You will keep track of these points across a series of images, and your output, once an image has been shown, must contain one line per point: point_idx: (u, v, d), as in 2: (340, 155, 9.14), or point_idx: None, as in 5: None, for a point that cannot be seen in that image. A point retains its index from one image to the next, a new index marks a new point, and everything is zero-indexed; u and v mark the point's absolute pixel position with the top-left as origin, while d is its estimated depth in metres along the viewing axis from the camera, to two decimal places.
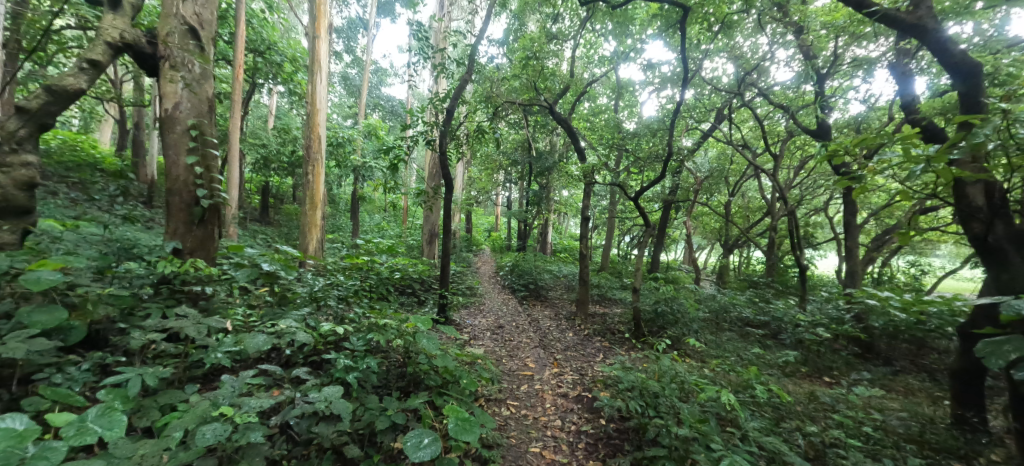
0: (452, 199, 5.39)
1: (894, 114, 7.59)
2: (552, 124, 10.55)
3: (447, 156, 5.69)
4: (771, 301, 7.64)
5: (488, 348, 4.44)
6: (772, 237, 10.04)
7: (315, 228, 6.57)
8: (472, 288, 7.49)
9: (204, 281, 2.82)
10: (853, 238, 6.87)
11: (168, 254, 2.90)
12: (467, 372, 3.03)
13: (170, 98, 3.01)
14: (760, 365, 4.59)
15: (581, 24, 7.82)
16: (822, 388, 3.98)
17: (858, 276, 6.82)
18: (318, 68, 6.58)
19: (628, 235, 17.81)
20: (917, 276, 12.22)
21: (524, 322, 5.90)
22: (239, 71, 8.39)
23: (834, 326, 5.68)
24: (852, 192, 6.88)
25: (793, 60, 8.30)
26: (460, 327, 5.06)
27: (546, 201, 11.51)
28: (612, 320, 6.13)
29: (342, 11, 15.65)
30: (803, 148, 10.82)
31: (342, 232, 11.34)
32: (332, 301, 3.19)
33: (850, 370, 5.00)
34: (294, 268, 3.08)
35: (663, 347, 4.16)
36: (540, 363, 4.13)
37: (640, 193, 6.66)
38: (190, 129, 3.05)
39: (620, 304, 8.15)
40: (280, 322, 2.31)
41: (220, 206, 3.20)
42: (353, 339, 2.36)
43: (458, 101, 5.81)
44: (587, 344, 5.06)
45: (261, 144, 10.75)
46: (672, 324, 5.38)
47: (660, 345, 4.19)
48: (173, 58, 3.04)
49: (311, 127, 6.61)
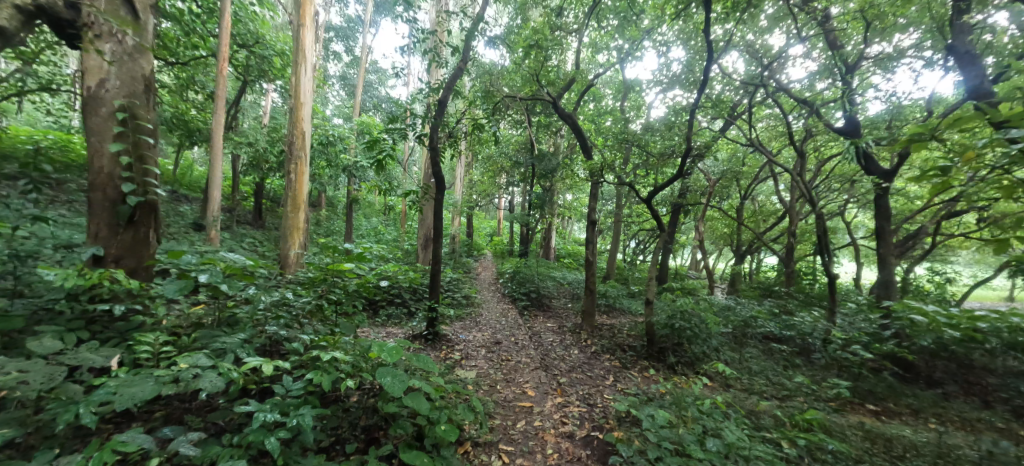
0: (443, 200, 4.83)
1: (926, 110, 6.99)
2: (556, 124, 10.05)
3: (438, 152, 5.15)
4: (793, 312, 7.03)
5: (481, 370, 3.86)
6: (790, 244, 9.45)
7: (297, 231, 6.08)
8: (469, 297, 6.95)
9: (121, 297, 2.29)
10: (886, 243, 6.25)
11: (84, 263, 2.37)
12: (451, 414, 2.47)
13: (93, 75, 2.48)
14: (794, 394, 3.99)
15: (586, 16, 7.33)
16: (878, 427, 3.36)
17: (893, 286, 6.19)
18: (303, 59, 6.09)
19: (634, 240, 17.20)
20: (945, 284, 11.47)
21: (523, 336, 5.34)
22: (224, 64, 7.91)
23: (870, 344, 5.08)
24: (885, 194, 6.30)
25: (813, 55, 7.76)
26: (451, 344, 4.50)
27: (550, 204, 11.02)
28: (621, 335, 5.56)
29: (342, 9, 15.24)
30: (823, 148, 10.20)
31: (336, 236, 10.85)
32: (287, 321, 2.67)
33: (895, 397, 4.38)
34: (242, 279, 2.53)
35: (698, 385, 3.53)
36: (541, 390, 3.54)
37: (653, 195, 6.08)
38: (117, 112, 2.53)
39: (628, 315, 7.60)
40: (183, 362, 1.83)
41: (156, 204, 2.68)
42: (286, 385, 1.89)
43: (451, 91, 5.26)
44: (595, 364, 4.49)
45: (248, 142, 10.26)
46: (689, 342, 4.78)
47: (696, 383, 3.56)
48: (97, 25, 2.50)
49: (295, 121, 6.09)
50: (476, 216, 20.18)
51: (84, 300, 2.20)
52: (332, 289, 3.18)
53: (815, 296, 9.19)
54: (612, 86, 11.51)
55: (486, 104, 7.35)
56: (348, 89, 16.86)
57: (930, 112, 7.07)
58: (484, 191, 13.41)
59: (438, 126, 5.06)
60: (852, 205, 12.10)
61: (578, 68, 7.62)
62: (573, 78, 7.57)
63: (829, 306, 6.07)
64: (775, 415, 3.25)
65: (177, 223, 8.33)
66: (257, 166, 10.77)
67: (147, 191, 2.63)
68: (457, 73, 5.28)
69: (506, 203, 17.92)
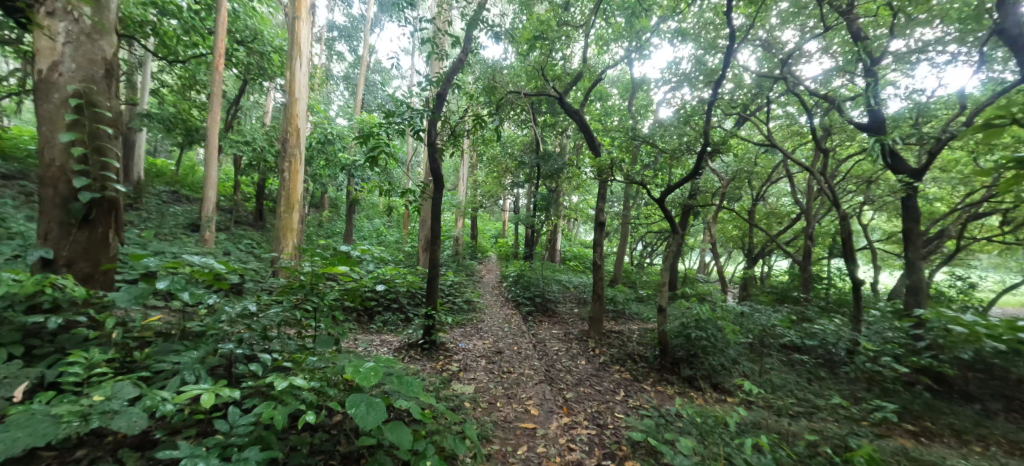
0: (442, 200, 4.54)
1: (955, 106, 6.58)
2: (562, 123, 9.74)
3: (437, 149, 4.87)
4: (813, 320, 6.64)
5: (481, 384, 3.55)
6: (807, 247, 9.05)
7: (291, 232, 5.83)
8: (470, 302, 6.65)
9: (64, 307, 1.99)
10: (915, 246, 5.85)
11: (28, 267, 2.10)
12: (441, 442, 2.16)
13: (45, 57, 2.21)
14: (824, 414, 3.64)
15: (594, 9, 7.03)
16: (925, 453, 2.99)
17: (923, 293, 5.79)
18: (299, 54, 5.86)
19: (642, 242, 16.81)
20: (970, 290, 10.94)
21: (527, 344, 5.02)
22: (220, 60, 7.69)
23: (903, 356, 4.68)
24: (913, 195, 5.91)
25: (833, 48, 7.38)
26: (449, 354, 4.19)
27: (555, 206, 10.73)
28: (632, 344, 5.23)
29: (346, 9, 15.07)
30: (840, 148, 9.79)
31: (337, 237, 10.61)
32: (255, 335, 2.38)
33: (933, 415, 3.99)
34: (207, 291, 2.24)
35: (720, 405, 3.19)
36: (544, 409, 3.23)
37: (666, 195, 5.73)
38: (70, 98, 2.26)
39: (637, 322, 7.27)
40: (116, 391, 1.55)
41: (116, 201, 2.41)
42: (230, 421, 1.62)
43: (451, 84, 4.96)
44: (603, 376, 4.17)
45: (247, 141, 10.08)
46: (705, 354, 4.44)
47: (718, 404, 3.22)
48: (50, 2, 2.24)
49: (290, 118, 5.85)
50: (481, 218, 19.89)
51: (20, 310, 1.89)
52: (312, 298, 2.89)
53: (833, 302, 8.80)
54: (620, 86, 11.22)
55: (489, 101, 7.08)
56: (351, 90, 16.69)
57: (959, 109, 6.66)
58: (489, 192, 13.16)
59: (435, 122, 4.76)
60: (869, 208, 11.66)
61: (585, 64, 7.34)
62: (580, 74, 7.28)
63: (853, 314, 5.67)
64: (809, 440, 2.90)
65: (174, 225, 8.14)
66: (257, 166, 10.58)
67: (106, 187, 2.36)
68: (457, 66, 4.99)
69: (511, 204, 17.70)
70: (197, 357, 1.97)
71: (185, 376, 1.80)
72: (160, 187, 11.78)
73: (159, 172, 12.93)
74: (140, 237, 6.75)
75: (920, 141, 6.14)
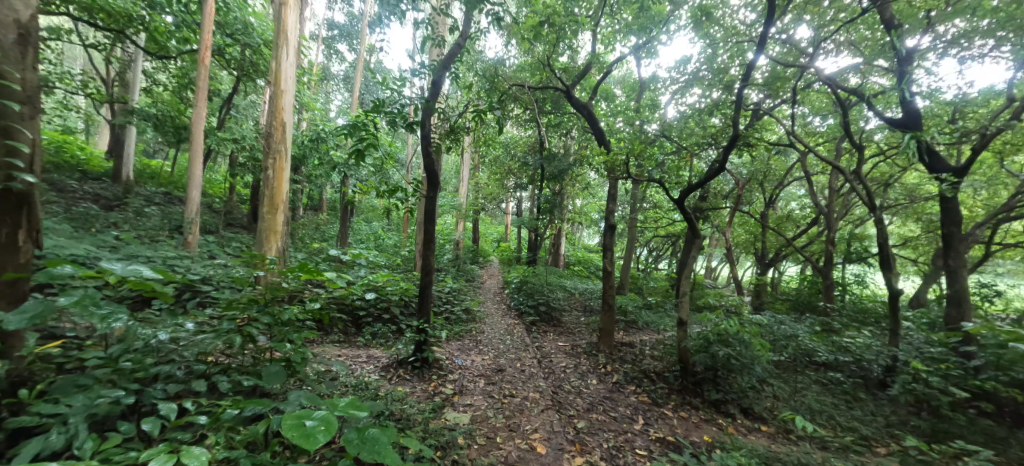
0: (436, 200, 4.07)
1: (999, 100, 6.04)
2: (567, 122, 9.29)
3: (431, 142, 4.38)
4: (840, 333, 6.11)
5: (478, 413, 3.06)
6: (826, 254, 8.54)
7: (275, 235, 5.38)
8: (469, 310, 6.19)
9: None
10: (957, 251, 5.32)
11: None
12: None
13: None
14: (877, 451, 3.11)
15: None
16: None
17: (968, 304, 5.24)
18: (285, 41, 5.43)
19: (648, 247, 16.31)
20: (1000, 298, 10.34)
21: (530, 360, 4.54)
22: (206, 52, 7.24)
23: (954, 377, 4.01)
24: (954, 196, 5.39)
25: (861, 39, 6.86)
26: (443, 373, 3.71)
27: (559, 209, 10.27)
28: (646, 360, 4.73)
29: (345, 7, 14.71)
30: (861, 149, 9.27)
31: (332, 241, 10.19)
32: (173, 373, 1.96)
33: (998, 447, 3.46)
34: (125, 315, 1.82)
35: (760, 451, 2.69)
36: (553, 445, 2.74)
37: (684, 195, 5.26)
38: None
39: (647, 333, 6.79)
40: None
41: (26, 196, 1.98)
42: None
43: (448, 71, 4.46)
44: (618, 400, 3.68)
45: (236, 139, 9.66)
46: (733, 375, 3.92)
47: (759, 449, 2.71)
48: None
49: (275, 111, 5.41)
50: (483, 222, 19.47)
51: None
52: (264, 318, 2.39)
53: (856, 312, 8.26)
54: (625, 85, 10.78)
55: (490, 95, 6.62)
56: (350, 91, 16.34)
57: (1001, 103, 6.12)
58: (491, 195, 12.70)
59: (428, 113, 4.28)
60: (887, 212, 11.17)
61: (593, 57, 6.87)
62: (588, 66, 6.82)
63: (889, 327, 5.14)
64: None
65: (157, 228, 7.73)
66: (248, 167, 10.17)
67: (11, 178, 1.92)
68: (455, 51, 4.49)
69: (513, 207, 17.31)
70: (81, 408, 1.61)
71: (50, 440, 1.45)
72: (151, 189, 11.41)
73: (151, 173, 12.60)
74: (117, 240, 6.33)
75: (961, 137, 5.63)
